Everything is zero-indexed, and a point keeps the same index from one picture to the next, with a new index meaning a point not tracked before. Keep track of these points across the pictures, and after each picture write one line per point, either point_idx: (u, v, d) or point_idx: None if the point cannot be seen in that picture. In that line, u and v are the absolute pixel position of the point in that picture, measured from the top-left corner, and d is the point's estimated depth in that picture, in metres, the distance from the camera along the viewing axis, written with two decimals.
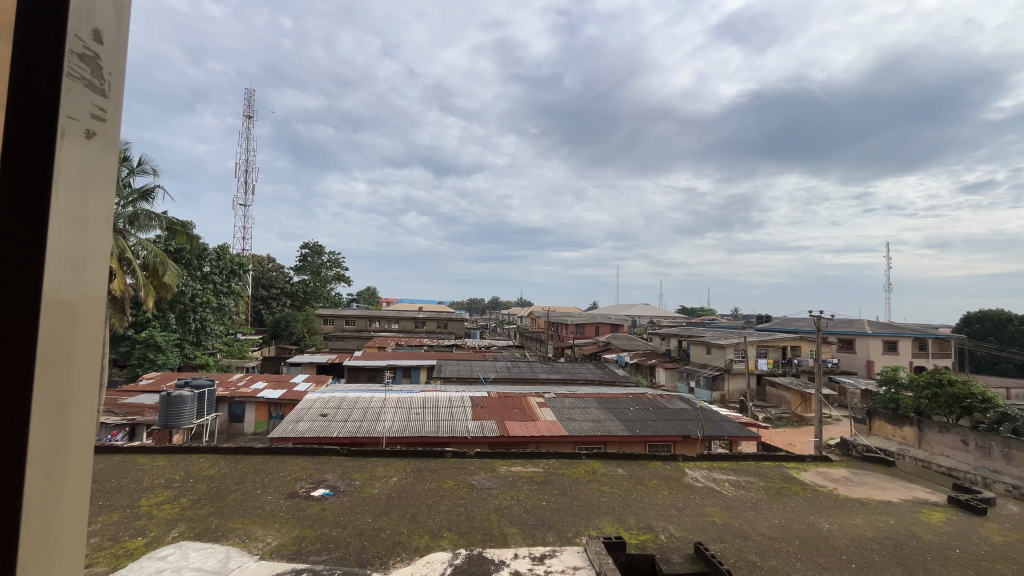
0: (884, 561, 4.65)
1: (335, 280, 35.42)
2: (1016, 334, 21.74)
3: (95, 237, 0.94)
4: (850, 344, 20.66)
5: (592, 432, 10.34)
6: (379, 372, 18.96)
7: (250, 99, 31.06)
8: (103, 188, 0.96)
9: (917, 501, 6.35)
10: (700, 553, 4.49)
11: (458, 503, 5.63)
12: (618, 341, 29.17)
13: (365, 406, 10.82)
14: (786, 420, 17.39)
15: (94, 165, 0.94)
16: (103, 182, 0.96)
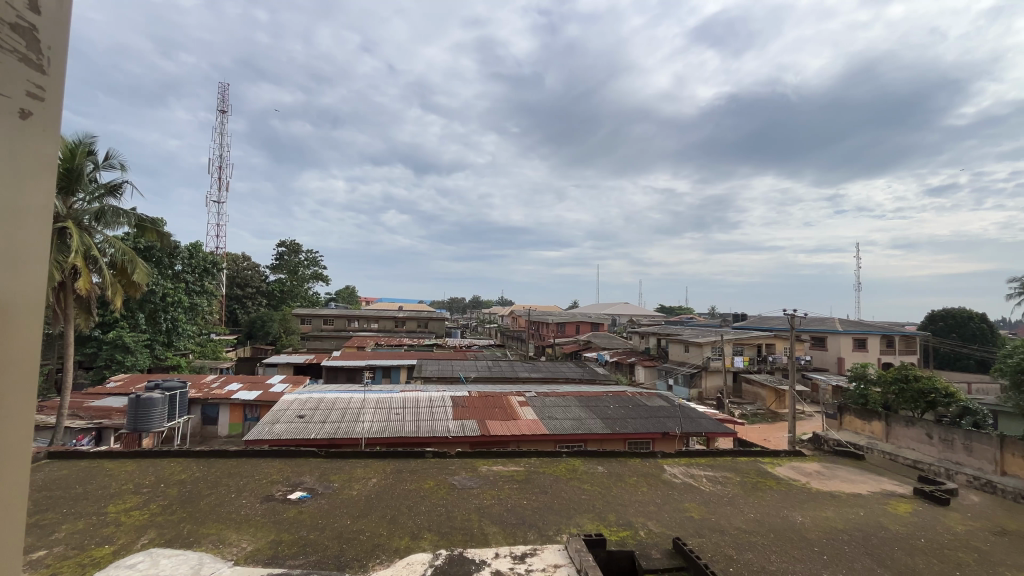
0: (854, 552, 4.78)
1: (313, 279, 34.87)
2: (977, 331, 22.73)
3: (27, 213, 0.96)
4: (822, 342, 21.26)
5: (573, 430, 10.39)
6: (358, 372, 18.71)
7: (224, 92, 30.24)
8: (36, 171, 0.99)
9: (885, 493, 6.55)
10: (678, 548, 4.54)
11: (439, 504, 5.59)
12: (598, 340, 29.44)
13: (343, 407, 10.66)
14: (761, 417, 17.81)
15: (25, 143, 0.97)
16: (32, 164, 0.98)
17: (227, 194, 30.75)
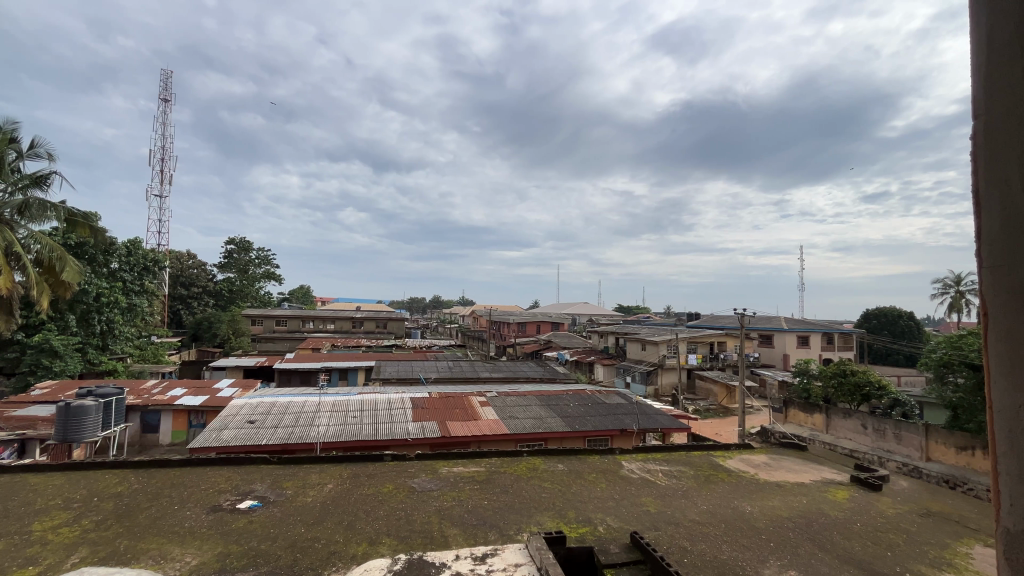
0: (798, 538, 5.02)
1: (264, 278, 33.48)
2: (905, 329, 24.44)
3: None
4: (769, 339, 22.32)
5: (533, 429, 10.42)
6: (313, 374, 18.08)
7: (167, 80, 28.61)
8: None
9: (825, 481, 6.94)
10: (636, 542, 4.62)
11: (397, 508, 5.45)
12: (559, 339, 29.80)
13: (297, 411, 10.25)
14: (713, 412, 18.52)
15: None
16: None
17: (170, 187, 29.12)
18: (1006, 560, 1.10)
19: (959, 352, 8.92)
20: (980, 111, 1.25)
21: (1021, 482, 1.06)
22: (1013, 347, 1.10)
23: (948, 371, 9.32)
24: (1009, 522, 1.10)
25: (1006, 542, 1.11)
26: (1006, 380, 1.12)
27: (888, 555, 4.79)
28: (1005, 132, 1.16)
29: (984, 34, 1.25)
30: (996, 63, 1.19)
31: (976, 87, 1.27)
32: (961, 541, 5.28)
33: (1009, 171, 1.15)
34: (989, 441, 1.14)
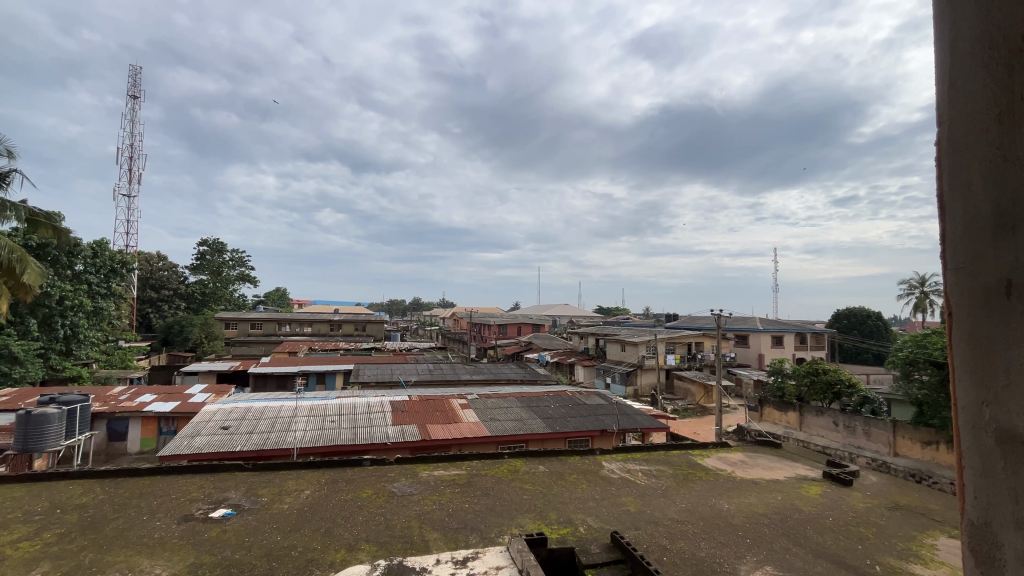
0: (774, 533, 5.12)
1: (238, 281, 32.68)
2: (874, 328, 25.22)
3: None
4: (745, 339, 22.81)
5: (514, 431, 10.40)
6: (290, 378, 17.70)
7: (135, 76, 27.75)
8: None
9: (799, 477, 7.11)
10: (616, 542, 4.64)
11: (377, 513, 5.36)
12: (539, 341, 29.88)
13: (273, 416, 10.02)
14: (691, 411, 18.80)
15: None
16: None
17: (138, 186, 28.21)
18: (970, 550, 1.13)
19: (924, 351, 9.25)
20: (943, 117, 1.29)
21: (984, 476, 1.09)
22: (977, 345, 1.14)
23: (914, 369, 9.68)
24: (974, 515, 1.12)
25: (969, 535, 1.14)
26: (970, 377, 1.15)
27: (859, 548, 4.92)
28: (968, 136, 1.20)
29: (946, 44, 1.29)
30: (958, 70, 1.23)
31: (941, 94, 1.31)
32: (927, 533, 5.46)
33: (971, 174, 1.19)
34: (955, 437, 1.18)
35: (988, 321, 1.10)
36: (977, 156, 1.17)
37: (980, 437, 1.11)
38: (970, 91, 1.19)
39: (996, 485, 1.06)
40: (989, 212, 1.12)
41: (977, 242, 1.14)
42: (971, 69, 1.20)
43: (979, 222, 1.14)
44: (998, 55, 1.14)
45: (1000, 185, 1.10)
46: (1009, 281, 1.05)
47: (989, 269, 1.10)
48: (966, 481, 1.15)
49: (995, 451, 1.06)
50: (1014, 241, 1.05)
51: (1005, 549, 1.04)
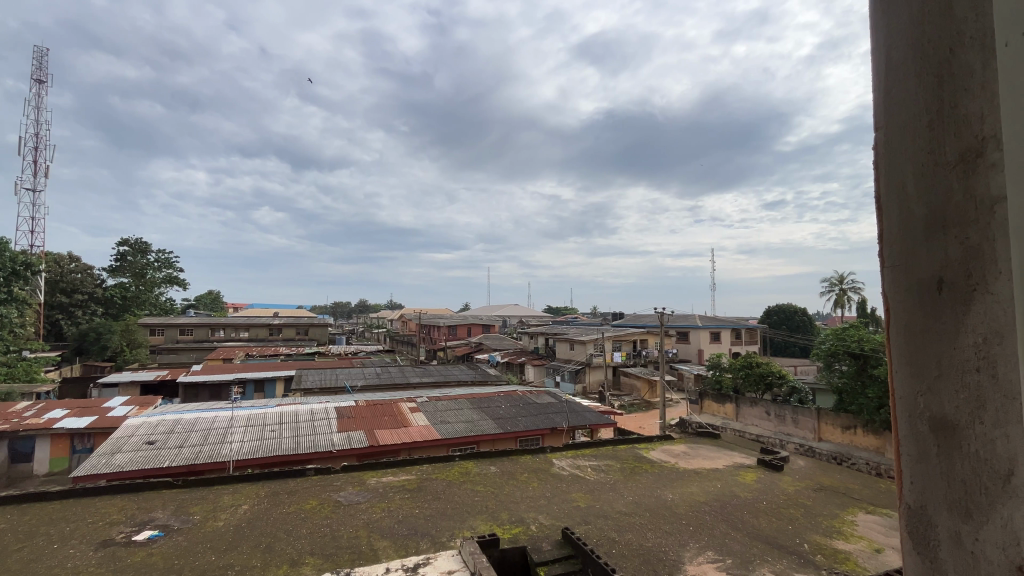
0: (714, 520, 5.36)
1: (165, 283, 30.30)
2: (800, 323, 27.04)
3: None
4: (685, 336, 23.86)
5: (465, 432, 10.28)
6: (224, 387, 16.59)
7: (40, 58, 25.11)
8: None
9: (736, 465, 7.50)
10: (567, 538, 4.68)
11: (322, 524, 5.11)
12: (489, 341, 29.76)
13: (205, 428, 9.34)
14: (636, 406, 19.41)
15: None
16: None
17: (43, 180, 25.45)
18: (907, 526, 1.15)
19: (843, 343, 9.91)
20: (880, 121, 1.27)
21: (921, 461, 1.10)
22: (912, 344, 1.15)
23: (835, 360, 10.34)
24: (911, 499, 1.12)
25: (907, 523, 1.14)
26: (906, 367, 1.16)
27: (789, 528, 5.24)
28: (899, 139, 1.19)
29: (883, 47, 1.27)
30: (893, 80, 1.21)
31: (879, 94, 1.28)
32: (848, 511, 5.90)
33: (904, 174, 1.18)
34: (891, 423, 1.20)
35: (923, 314, 1.11)
36: (910, 156, 1.16)
37: (915, 425, 1.12)
38: (903, 97, 1.18)
39: (931, 468, 1.07)
40: (922, 212, 1.12)
41: (911, 241, 1.15)
42: (904, 77, 1.18)
43: (912, 222, 1.15)
44: (927, 66, 1.12)
45: (933, 186, 1.10)
46: (941, 277, 1.07)
47: (922, 265, 1.12)
48: (903, 467, 1.15)
49: (928, 439, 1.08)
50: (945, 241, 1.06)
51: (938, 530, 1.05)
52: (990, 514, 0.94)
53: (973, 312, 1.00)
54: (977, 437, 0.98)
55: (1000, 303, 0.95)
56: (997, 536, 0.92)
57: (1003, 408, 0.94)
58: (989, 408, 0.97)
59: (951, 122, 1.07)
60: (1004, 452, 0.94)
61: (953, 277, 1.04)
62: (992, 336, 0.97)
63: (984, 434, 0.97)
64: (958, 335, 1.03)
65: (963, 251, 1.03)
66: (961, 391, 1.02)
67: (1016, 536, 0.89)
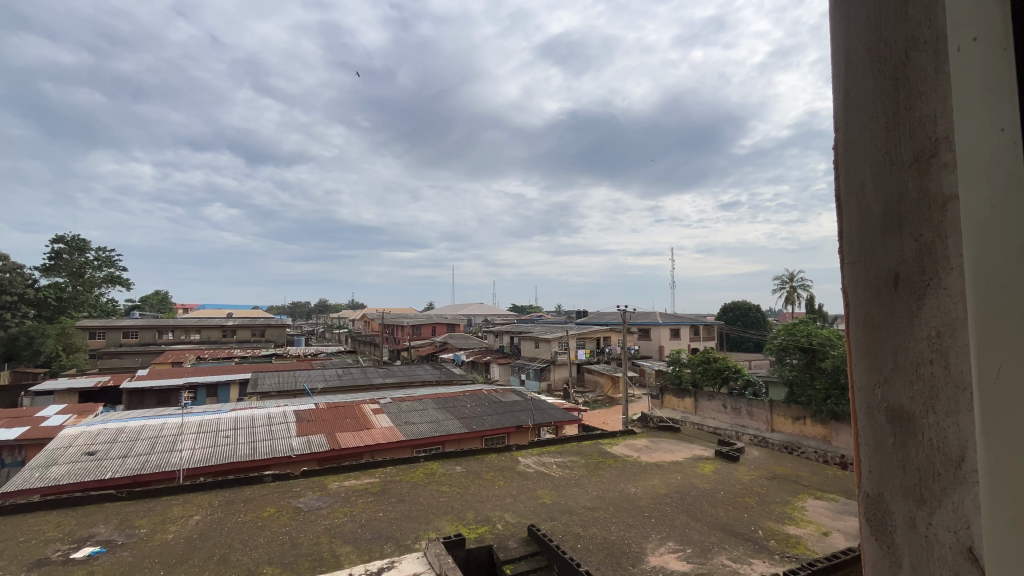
0: (675, 511, 5.49)
1: (105, 283, 28.34)
2: (755, 319, 28.09)
3: None
4: (647, 333, 24.48)
5: (430, 433, 10.15)
6: (174, 393, 15.73)
7: None
8: None
9: (696, 457, 7.74)
10: (533, 535, 4.68)
11: (281, 532, 4.91)
12: (454, 341, 29.53)
13: (153, 436, 8.81)
14: (600, 403, 19.72)
15: None
16: None
17: None
18: (867, 520, 1.11)
19: (794, 338, 10.41)
20: (839, 125, 1.23)
21: (877, 450, 1.07)
22: (870, 339, 1.10)
23: (786, 354, 10.77)
24: (869, 487, 1.10)
25: (866, 506, 1.11)
26: (864, 359, 1.12)
27: (744, 516, 5.44)
28: (859, 141, 1.15)
29: (842, 50, 1.23)
30: (853, 82, 1.17)
31: (839, 98, 1.24)
32: (798, 497, 6.19)
33: (864, 176, 1.14)
34: (853, 417, 1.16)
35: (881, 309, 1.07)
36: (868, 160, 1.12)
37: (873, 416, 1.09)
38: (862, 99, 1.14)
39: (887, 458, 1.04)
40: (879, 210, 1.08)
41: (869, 239, 1.11)
42: (863, 81, 1.13)
43: (871, 221, 1.11)
44: (885, 70, 1.07)
45: (889, 185, 1.05)
46: (896, 273, 1.03)
47: (881, 261, 1.07)
48: (862, 456, 1.12)
49: (886, 429, 1.04)
50: (900, 237, 1.02)
51: (895, 516, 1.01)
52: (942, 499, 0.89)
53: (927, 307, 0.95)
54: (931, 426, 0.93)
55: (952, 297, 0.89)
56: (949, 522, 0.87)
57: (954, 398, 0.88)
58: (942, 399, 0.91)
59: (908, 122, 1.02)
60: (956, 439, 0.87)
61: (908, 273, 1.00)
62: (946, 329, 0.90)
63: (937, 424, 0.92)
64: (914, 329, 0.98)
65: (918, 248, 0.98)
66: (914, 382, 0.97)
67: (964, 522, 0.84)
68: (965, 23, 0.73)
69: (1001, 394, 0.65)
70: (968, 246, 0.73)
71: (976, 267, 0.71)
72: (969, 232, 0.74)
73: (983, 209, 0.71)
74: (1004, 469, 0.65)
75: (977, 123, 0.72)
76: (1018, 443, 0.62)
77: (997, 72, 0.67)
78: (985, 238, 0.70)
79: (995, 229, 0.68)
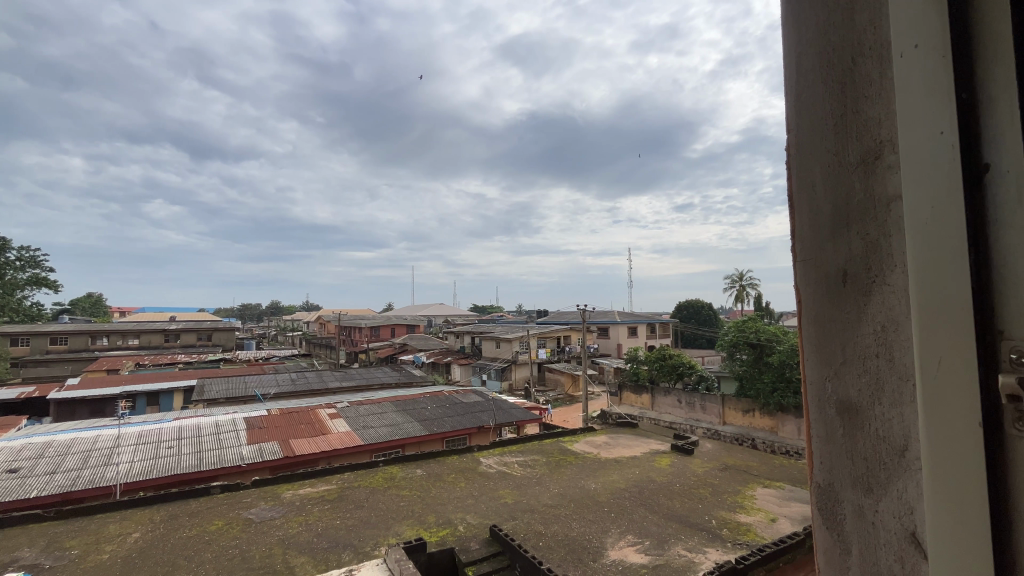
0: (633, 505, 5.60)
1: (29, 285, 26.04)
2: (707, 317, 29.11)
3: None
4: (606, 331, 24.95)
5: (389, 436, 9.93)
6: (109, 402, 14.63)
7: None
8: None
9: (653, 452, 7.94)
10: (494, 535, 4.65)
11: (231, 545, 4.65)
12: (414, 342, 29.05)
13: (86, 450, 8.15)
14: (560, 401, 19.91)
15: None
16: None
17: None
18: (818, 509, 1.14)
19: (743, 334, 10.91)
20: (791, 126, 1.26)
21: (827, 442, 1.10)
22: (820, 332, 1.13)
23: (736, 349, 11.24)
24: (820, 478, 1.13)
25: (817, 495, 1.14)
26: (815, 354, 1.15)
27: (699, 507, 5.62)
28: (809, 143, 1.18)
29: (793, 53, 1.25)
30: (803, 84, 1.20)
31: (790, 101, 1.27)
32: (748, 486, 6.46)
33: (814, 176, 1.17)
34: (804, 410, 1.18)
35: (831, 305, 1.10)
36: (818, 162, 1.15)
37: (823, 408, 1.11)
38: (811, 103, 1.17)
39: (837, 449, 1.06)
40: (829, 210, 1.11)
41: (819, 237, 1.14)
42: (814, 82, 1.16)
43: (821, 220, 1.14)
44: (834, 73, 1.10)
45: (839, 185, 1.08)
46: (845, 270, 1.06)
47: (829, 259, 1.11)
48: (814, 448, 1.15)
49: (836, 421, 1.07)
50: (849, 236, 1.05)
51: (844, 505, 1.04)
52: (887, 487, 0.93)
53: (873, 303, 0.98)
54: (878, 418, 0.96)
55: (895, 294, 0.93)
56: (894, 507, 0.91)
57: (898, 390, 0.91)
58: (887, 391, 0.94)
59: (855, 125, 1.05)
60: (899, 428, 0.91)
61: (855, 270, 1.03)
62: (890, 324, 0.94)
63: (883, 416, 0.95)
64: (860, 324, 1.01)
65: (864, 246, 1.01)
66: (863, 375, 1.00)
67: (908, 508, 0.88)
68: (907, 32, 0.75)
69: (942, 386, 0.68)
70: (911, 245, 0.75)
71: (917, 266, 0.73)
72: (911, 233, 0.76)
73: (923, 209, 0.73)
74: (946, 460, 0.67)
75: (912, 127, 0.74)
76: (963, 435, 0.65)
77: (937, 76, 0.69)
78: (928, 238, 0.72)
79: (935, 230, 0.70)
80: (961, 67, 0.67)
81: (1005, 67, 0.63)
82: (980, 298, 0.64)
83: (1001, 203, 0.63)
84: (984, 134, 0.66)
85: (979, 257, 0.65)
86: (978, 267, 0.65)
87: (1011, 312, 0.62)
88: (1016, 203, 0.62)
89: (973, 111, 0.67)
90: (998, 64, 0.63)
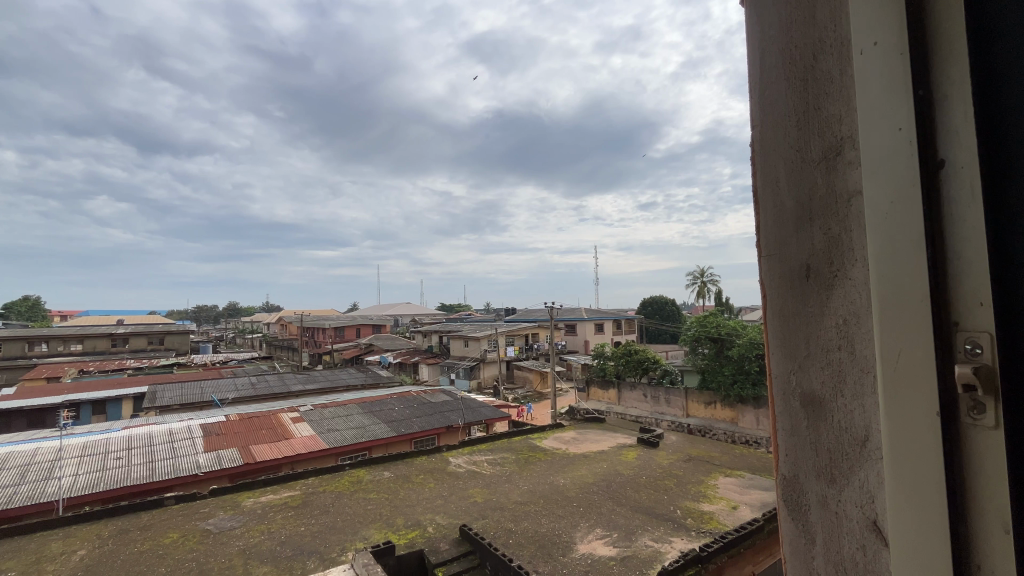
0: (601, 498, 5.67)
1: None
2: (671, 313, 29.84)
3: None
4: (573, 329, 25.22)
5: (355, 439, 9.70)
6: (50, 412, 13.67)
7: None
8: None
9: (620, 446, 8.07)
10: (464, 534, 4.61)
11: (187, 559, 4.42)
12: (381, 342, 28.53)
13: (24, 463, 7.58)
14: (529, 398, 20.01)
15: None
16: None
17: None
18: (784, 500, 1.16)
19: (705, 329, 11.27)
20: (755, 123, 1.27)
21: (792, 434, 1.12)
22: (785, 325, 1.15)
23: (698, 343, 11.58)
24: (786, 470, 1.15)
25: (783, 487, 1.16)
26: (780, 347, 1.17)
27: (664, 498, 5.75)
28: (773, 139, 1.20)
29: (758, 49, 1.26)
30: (767, 81, 1.22)
31: (753, 98, 1.29)
32: (711, 476, 6.65)
33: (777, 171, 1.19)
34: (769, 403, 1.20)
35: (794, 300, 1.12)
36: (782, 157, 1.17)
37: (788, 401, 1.13)
38: (775, 100, 1.19)
39: (802, 440, 1.09)
40: (791, 207, 1.13)
41: (783, 231, 1.16)
42: (777, 80, 1.18)
43: (784, 216, 1.16)
44: (796, 70, 1.12)
45: (802, 181, 1.10)
46: (808, 265, 1.08)
47: (793, 254, 1.13)
48: (779, 440, 1.17)
49: (800, 412, 1.09)
50: (812, 229, 1.07)
51: (809, 495, 1.06)
52: (850, 477, 0.95)
53: (835, 297, 1.01)
54: (841, 409, 0.99)
55: (856, 287, 0.95)
56: (857, 497, 0.94)
57: (859, 380, 0.94)
58: (849, 383, 0.96)
59: (816, 121, 1.07)
60: (861, 419, 0.93)
61: (818, 265, 1.05)
62: (851, 317, 0.97)
63: (846, 407, 0.98)
64: (822, 318, 1.03)
65: (825, 240, 1.03)
66: (825, 367, 1.02)
67: (871, 497, 0.90)
68: (867, 29, 0.76)
69: (902, 377, 0.69)
70: (870, 237, 0.77)
71: (877, 257, 0.74)
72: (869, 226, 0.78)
73: (882, 203, 0.74)
74: (905, 448, 0.69)
75: (870, 122, 0.75)
76: (922, 424, 0.66)
77: (897, 73, 0.70)
78: (887, 231, 0.73)
79: (894, 220, 0.72)
80: (920, 66, 0.69)
81: (962, 65, 0.65)
82: (939, 292, 0.66)
83: (959, 195, 0.65)
84: (940, 127, 0.67)
85: (935, 248, 0.68)
86: (933, 260, 0.67)
87: (966, 299, 0.64)
88: (974, 198, 0.64)
89: (929, 109, 0.68)
90: (955, 59, 0.65)
